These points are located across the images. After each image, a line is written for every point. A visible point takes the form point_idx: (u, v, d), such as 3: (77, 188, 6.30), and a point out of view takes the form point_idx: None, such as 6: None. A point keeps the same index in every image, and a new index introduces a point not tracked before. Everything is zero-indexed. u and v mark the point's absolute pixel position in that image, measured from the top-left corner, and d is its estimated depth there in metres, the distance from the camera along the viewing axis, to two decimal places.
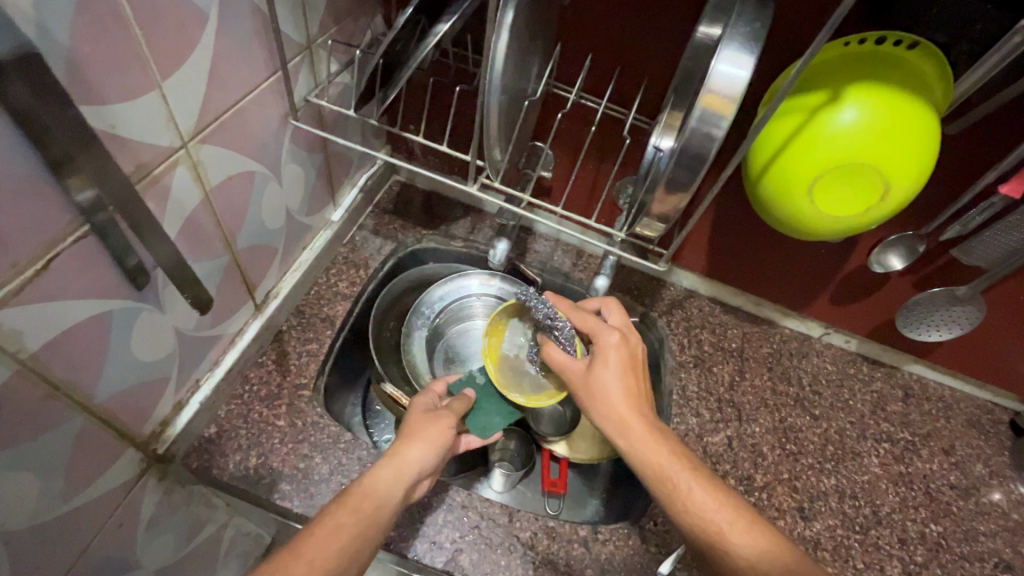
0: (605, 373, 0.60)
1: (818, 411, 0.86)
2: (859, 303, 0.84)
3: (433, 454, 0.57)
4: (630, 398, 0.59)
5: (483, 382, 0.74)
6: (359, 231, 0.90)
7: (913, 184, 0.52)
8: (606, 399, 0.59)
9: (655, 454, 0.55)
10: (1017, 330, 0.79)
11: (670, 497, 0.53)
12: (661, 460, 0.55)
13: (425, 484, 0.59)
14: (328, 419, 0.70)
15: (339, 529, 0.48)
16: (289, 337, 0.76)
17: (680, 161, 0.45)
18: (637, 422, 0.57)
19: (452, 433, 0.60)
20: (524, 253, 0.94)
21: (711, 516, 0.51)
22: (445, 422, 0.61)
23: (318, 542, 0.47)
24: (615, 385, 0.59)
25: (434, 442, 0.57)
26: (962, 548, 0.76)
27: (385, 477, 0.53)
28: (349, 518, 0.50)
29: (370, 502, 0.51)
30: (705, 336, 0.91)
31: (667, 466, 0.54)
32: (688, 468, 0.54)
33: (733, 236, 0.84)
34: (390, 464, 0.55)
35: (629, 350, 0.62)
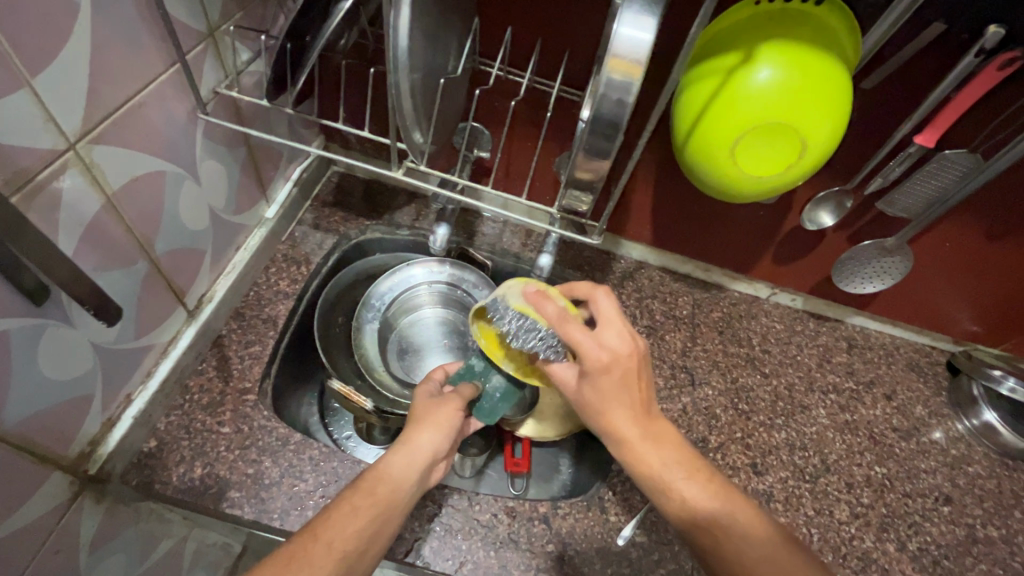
0: (597, 390, 0.55)
1: (768, 369, 0.88)
2: (799, 262, 0.87)
3: (442, 435, 0.58)
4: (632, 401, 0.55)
5: (483, 367, 0.70)
6: (298, 227, 0.88)
7: (828, 139, 0.52)
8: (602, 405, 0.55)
9: (651, 461, 0.53)
10: (946, 275, 0.83)
11: (670, 502, 0.52)
12: (658, 470, 0.53)
13: (441, 468, 0.60)
14: (276, 421, 0.68)
15: (357, 510, 0.50)
16: (229, 341, 0.74)
17: (594, 130, 0.44)
18: (638, 427, 0.55)
19: (459, 415, 0.61)
20: (472, 236, 0.94)
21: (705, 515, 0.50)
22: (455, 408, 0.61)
23: (325, 526, 0.48)
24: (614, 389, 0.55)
25: (439, 422, 0.59)
26: (905, 487, 0.80)
27: (398, 461, 0.54)
28: (369, 507, 0.50)
29: (387, 487, 0.52)
30: (656, 306, 0.92)
31: (664, 476, 0.53)
32: (689, 473, 0.53)
33: (674, 206, 0.84)
34: (400, 446, 0.56)
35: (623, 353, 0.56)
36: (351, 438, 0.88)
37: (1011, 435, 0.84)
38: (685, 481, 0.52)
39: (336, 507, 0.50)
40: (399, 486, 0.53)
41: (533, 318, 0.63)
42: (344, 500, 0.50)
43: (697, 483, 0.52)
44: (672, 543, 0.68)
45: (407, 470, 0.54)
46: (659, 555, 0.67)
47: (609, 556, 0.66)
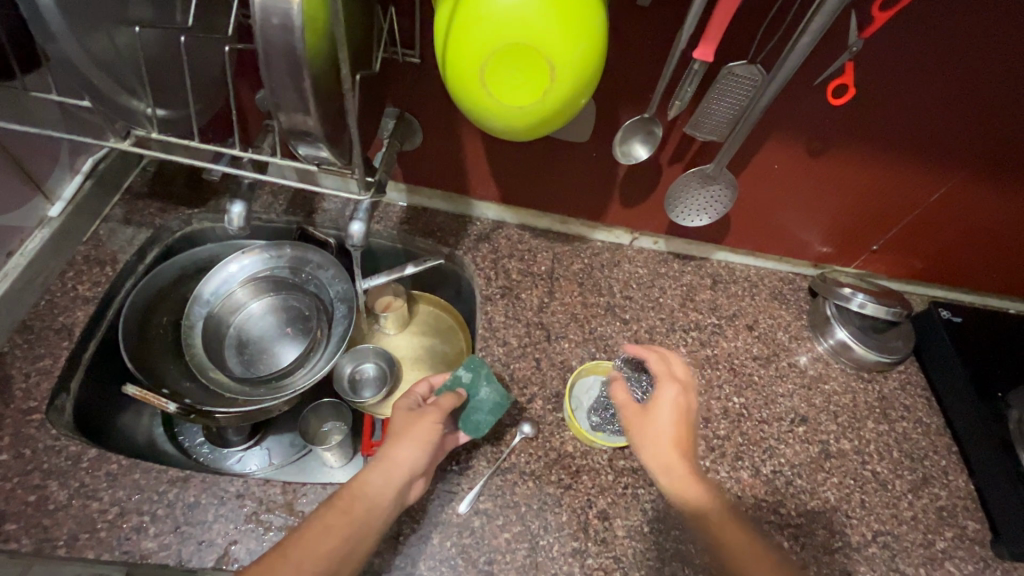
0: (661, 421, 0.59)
1: (628, 315, 0.87)
2: (647, 202, 0.84)
3: (420, 451, 0.59)
4: (681, 449, 0.57)
5: (470, 379, 0.69)
6: (104, 224, 0.78)
7: (580, 55, 0.47)
8: (660, 457, 0.57)
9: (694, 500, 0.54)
10: (785, 198, 0.82)
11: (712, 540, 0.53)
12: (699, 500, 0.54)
13: (418, 484, 0.61)
14: (66, 439, 0.61)
15: (330, 532, 0.52)
16: (13, 358, 0.66)
17: (275, 65, 0.38)
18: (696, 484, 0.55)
19: (438, 430, 0.61)
20: (312, 214, 0.87)
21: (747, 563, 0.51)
22: (435, 419, 0.61)
23: (296, 546, 0.51)
24: (668, 441, 0.57)
25: (417, 437, 0.59)
26: (762, 413, 0.80)
27: (375, 479, 0.56)
28: (341, 527, 0.53)
29: (357, 506, 0.55)
30: (513, 265, 0.88)
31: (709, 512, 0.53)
32: (722, 525, 0.53)
33: (511, 156, 0.80)
34: (377, 465, 0.57)
35: (675, 409, 0.60)
36: (207, 444, 0.82)
37: (863, 351, 0.85)
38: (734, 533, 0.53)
39: (312, 525, 0.53)
40: (370, 506, 0.55)
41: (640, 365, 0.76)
42: (319, 519, 0.53)
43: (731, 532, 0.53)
44: (519, 504, 0.66)
45: (382, 488, 0.56)
46: (504, 519, 0.65)
47: (450, 528, 0.63)
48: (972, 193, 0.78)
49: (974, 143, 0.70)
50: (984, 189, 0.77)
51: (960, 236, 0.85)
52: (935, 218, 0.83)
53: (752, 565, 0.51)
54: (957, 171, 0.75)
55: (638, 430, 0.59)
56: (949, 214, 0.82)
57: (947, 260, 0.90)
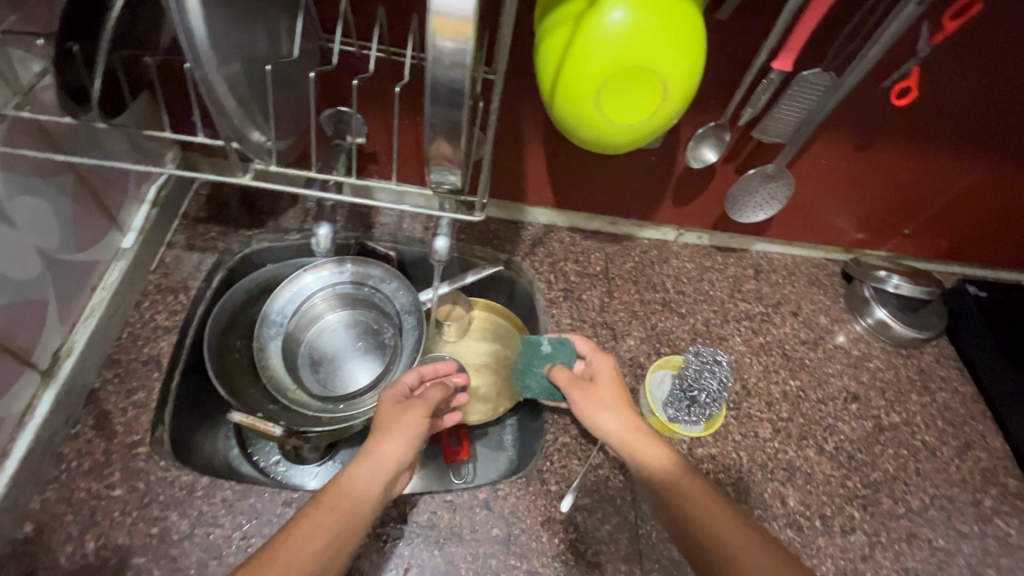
0: (604, 389, 0.67)
1: (684, 309, 0.90)
2: (697, 200, 0.88)
3: (406, 445, 0.59)
4: (621, 402, 0.66)
5: (547, 354, 0.76)
6: (169, 251, 0.78)
7: (689, 73, 0.50)
8: (602, 410, 0.65)
9: (647, 450, 0.61)
10: (826, 189, 0.87)
11: (659, 481, 0.58)
12: (649, 452, 0.60)
13: (403, 479, 0.62)
14: (177, 469, 0.62)
15: (316, 528, 0.50)
16: (107, 394, 0.65)
17: (439, 102, 0.40)
18: (630, 427, 0.63)
19: (425, 424, 0.61)
20: (370, 228, 0.88)
21: (670, 477, 0.58)
22: (421, 414, 0.62)
23: (280, 550, 0.48)
24: (611, 397, 0.67)
25: (404, 431, 0.59)
26: (817, 394, 0.86)
27: (363, 474, 0.55)
28: (328, 524, 0.51)
29: (344, 504, 0.53)
30: (570, 268, 0.91)
31: (658, 458, 0.60)
32: (671, 464, 0.59)
33: (570, 163, 0.83)
34: (364, 459, 0.56)
35: (611, 375, 0.69)
36: (282, 463, 0.83)
37: (900, 327, 0.91)
38: (658, 455, 0.60)
39: (294, 526, 0.51)
40: (356, 504, 0.54)
41: (714, 356, 0.81)
42: (304, 519, 0.51)
43: (682, 472, 0.58)
44: (614, 497, 0.69)
45: (366, 485, 0.55)
46: (604, 512, 0.68)
47: (555, 524, 0.66)
48: (999, 176, 0.84)
49: (1006, 133, 0.76)
50: (1010, 173, 0.83)
51: (986, 217, 0.91)
52: (965, 201, 0.88)
53: (693, 495, 0.56)
54: (989, 157, 0.80)
55: (581, 391, 0.67)
56: (977, 197, 0.88)
57: (972, 239, 0.96)
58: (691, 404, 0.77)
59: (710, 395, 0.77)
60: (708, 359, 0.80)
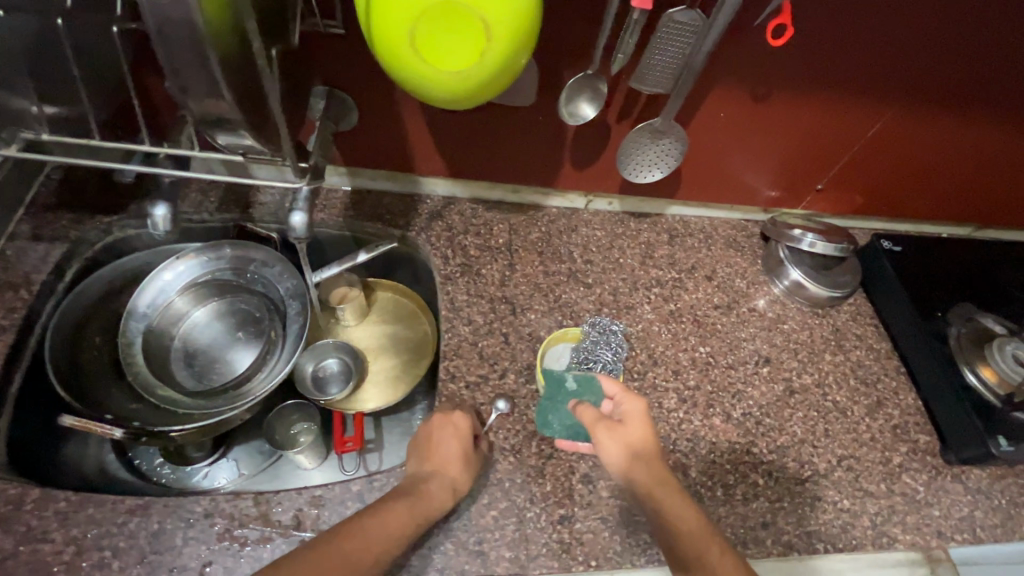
0: (637, 438, 0.60)
1: (591, 279, 0.86)
2: (597, 163, 0.83)
3: (469, 474, 0.62)
4: (653, 457, 0.60)
5: (574, 390, 0.69)
6: (10, 243, 0.71)
7: (517, 11, 0.44)
8: (631, 462, 0.59)
9: (683, 520, 0.56)
10: (731, 146, 0.83)
11: (695, 558, 0.54)
12: (689, 524, 0.56)
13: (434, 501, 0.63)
14: (1, 483, 0.56)
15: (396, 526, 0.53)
16: None
17: None
18: (662, 490, 0.58)
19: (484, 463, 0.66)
20: (248, 208, 0.81)
21: (703, 549, 0.54)
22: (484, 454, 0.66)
23: (377, 527, 0.52)
24: (641, 449, 0.60)
25: (472, 458, 0.64)
26: (728, 359, 0.83)
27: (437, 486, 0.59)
28: (410, 522, 0.55)
29: (424, 510, 0.57)
30: (470, 241, 0.86)
31: (696, 532, 0.55)
32: (713, 543, 0.54)
33: (454, 127, 0.77)
34: (445, 471, 0.61)
35: (644, 421, 0.62)
36: (167, 465, 0.77)
37: (816, 287, 0.88)
38: (695, 526, 0.56)
39: (387, 509, 0.54)
40: (429, 513, 0.57)
41: (608, 325, 0.80)
42: (385, 512, 0.54)
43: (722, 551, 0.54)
44: (503, 480, 0.66)
45: (439, 495, 0.59)
46: (489, 496, 0.64)
47: (436, 514, 0.62)
48: (909, 122, 0.80)
49: (904, 76, 0.72)
50: (916, 121, 0.80)
51: (895, 169, 0.89)
52: (873, 154, 0.86)
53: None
54: (894, 103, 0.76)
55: (608, 436, 0.60)
56: (889, 146, 0.84)
57: (888, 192, 0.93)
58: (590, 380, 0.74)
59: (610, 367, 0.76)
60: (603, 329, 0.79)
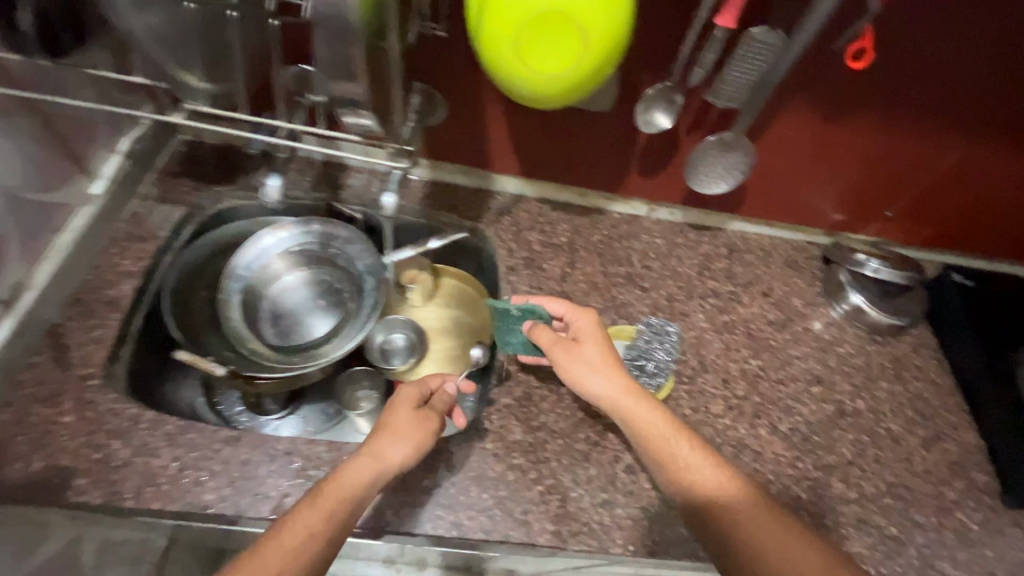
0: (591, 349, 0.69)
1: (648, 283, 0.89)
2: (664, 173, 0.87)
3: (407, 448, 0.59)
4: (612, 365, 0.67)
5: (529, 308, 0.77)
6: (142, 203, 0.82)
7: (612, 23, 0.50)
8: (592, 375, 0.67)
9: (647, 417, 0.64)
10: (799, 166, 0.84)
11: (662, 448, 0.62)
12: (651, 420, 0.64)
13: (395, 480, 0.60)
14: (123, 402, 0.65)
15: (307, 532, 0.49)
16: (68, 329, 0.69)
17: None
18: (623, 395, 0.65)
19: (435, 430, 0.62)
20: (338, 190, 0.90)
21: (725, 501, 0.57)
22: (431, 422, 0.62)
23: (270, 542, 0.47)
24: (595, 357, 0.68)
25: (407, 431, 0.60)
26: (779, 374, 0.83)
27: (360, 472, 0.55)
28: (320, 524, 0.49)
29: (339, 507, 0.51)
30: (535, 237, 0.91)
31: (658, 426, 0.63)
32: (675, 431, 0.63)
33: (532, 129, 0.83)
34: (366, 459, 0.56)
35: (594, 332, 0.70)
36: (245, 414, 0.80)
37: (876, 313, 0.88)
38: (696, 456, 0.61)
39: (291, 518, 0.50)
40: (353, 507, 0.52)
41: (664, 327, 0.83)
42: (294, 516, 0.50)
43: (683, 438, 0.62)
44: (550, 459, 0.70)
45: (360, 484, 0.54)
46: (536, 472, 0.68)
47: (486, 482, 0.67)
48: (986, 156, 0.80)
49: (983, 109, 0.73)
50: (991, 155, 0.80)
51: (967, 203, 0.88)
52: (943, 185, 0.85)
53: (693, 460, 0.60)
54: (966, 137, 0.77)
55: (565, 351, 0.69)
56: (953, 181, 0.84)
57: (959, 225, 0.92)
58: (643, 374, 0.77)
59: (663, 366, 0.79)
60: (658, 329, 0.82)
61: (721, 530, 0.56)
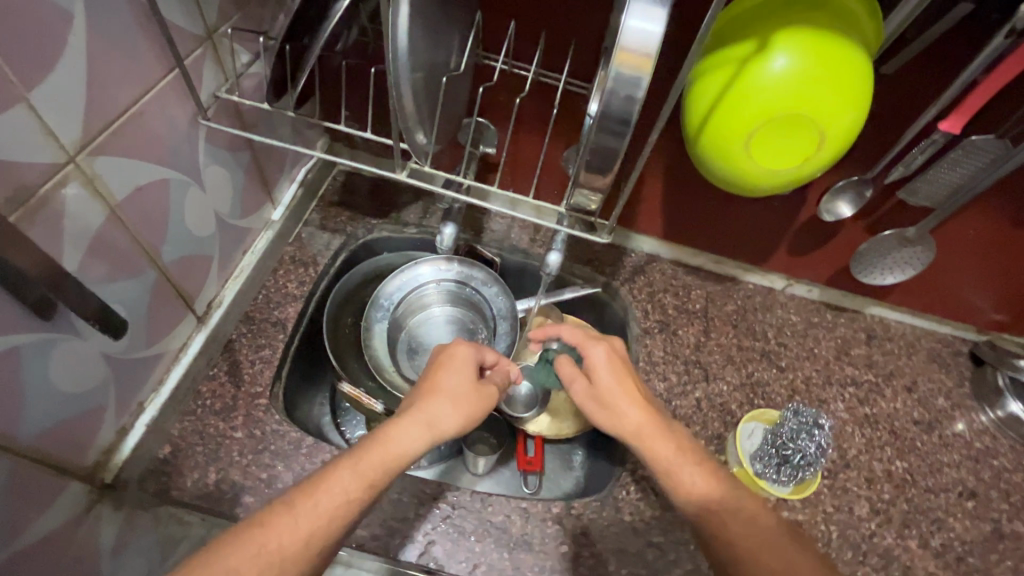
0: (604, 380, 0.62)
1: (784, 362, 0.86)
2: (813, 253, 0.85)
3: (461, 417, 0.56)
4: (627, 394, 0.61)
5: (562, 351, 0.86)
6: (304, 228, 0.86)
7: (849, 130, 0.50)
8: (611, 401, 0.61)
9: (658, 448, 0.57)
10: (967, 264, 0.81)
11: (679, 483, 0.54)
12: (662, 451, 0.56)
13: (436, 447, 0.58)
14: (288, 425, 0.68)
15: (345, 492, 0.47)
16: (240, 345, 0.73)
17: (605, 128, 0.42)
18: (642, 423, 0.59)
19: (486, 402, 0.59)
20: (480, 233, 0.93)
21: (715, 509, 0.52)
22: (483, 391, 0.60)
23: (307, 499, 0.45)
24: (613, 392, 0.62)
25: (459, 400, 0.57)
26: (927, 481, 0.78)
27: (412, 433, 0.52)
28: (360, 485, 0.48)
29: (382, 473, 0.49)
30: (669, 300, 0.90)
31: (670, 457, 0.56)
32: (693, 467, 0.55)
33: (687, 196, 0.82)
34: (417, 423, 0.53)
35: (609, 365, 0.63)
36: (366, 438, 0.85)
37: None
38: (702, 484, 0.54)
39: (331, 471, 0.47)
40: (394, 473, 0.50)
41: (813, 413, 0.76)
42: (337, 471, 0.48)
43: (702, 476, 0.54)
44: (688, 541, 0.67)
45: (411, 449, 0.52)
46: (675, 555, 0.66)
47: (625, 557, 0.66)
48: None
49: None
50: None
51: None
52: None
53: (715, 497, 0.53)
54: None
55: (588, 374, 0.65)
56: None
57: None
58: (783, 466, 0.72)
59: (812, 461, 0.73)
60: (806, 417, 0.75)
61: (711, 524, 0.51)
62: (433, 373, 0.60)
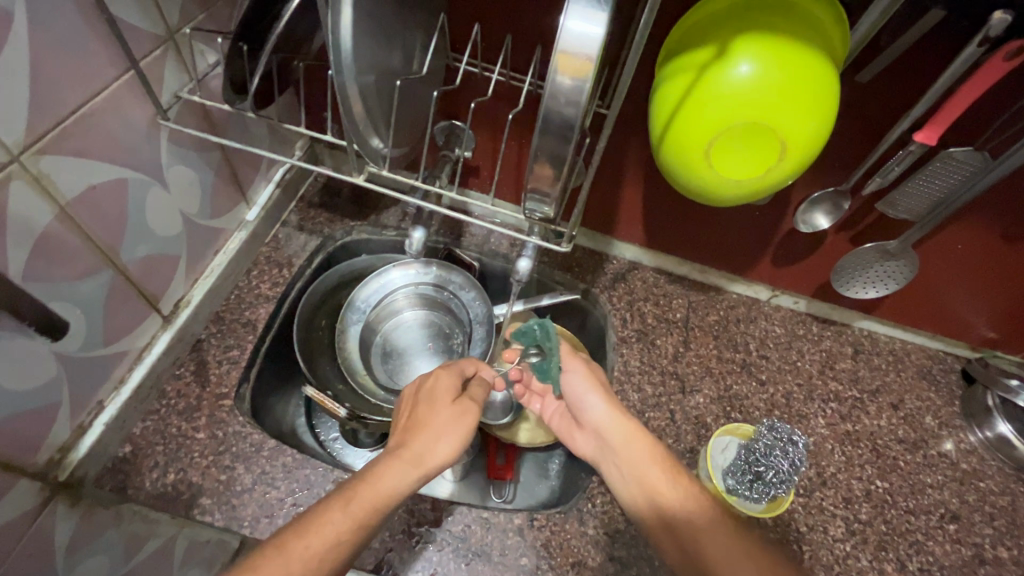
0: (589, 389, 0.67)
1: (765, 375, 0.84)
2: (797, 264, 0.83)
3: (450, 447, 0.53)
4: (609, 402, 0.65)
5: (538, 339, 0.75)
6: (282, 228, 0.86)
7: (814, 139, 0.48)
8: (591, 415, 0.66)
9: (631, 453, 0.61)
10: (955, 279, 0.78)
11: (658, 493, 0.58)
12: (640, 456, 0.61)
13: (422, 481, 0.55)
14: (251, 427, 0.68)
15: (336, 532, 0.44)
16: (209, 345, 0.73)
17: (548, 135, 0.41)
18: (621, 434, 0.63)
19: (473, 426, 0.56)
20: (460, 237, 0.91)
21: (692, 519, 0.54)
22: (466, 413, 0.56)
23: (295, 542, 0.42)
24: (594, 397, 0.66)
25: (446, 432, 0.53)
26: (908, 503, 0.76)
27: (398, 470, 0.49)
28: (349, 527, 0.44)
29: (373, 508, 0.46)
30: (649, 309, 0.88)
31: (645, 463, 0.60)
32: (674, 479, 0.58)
33: (667, 203, 0.81)
34: (405, 463, 0.50)
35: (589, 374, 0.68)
36: (338, 441, 0.84)
37: None
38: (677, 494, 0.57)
39: (315, 514, 0.44)
40: (386, 510, 0.47)
41: (789, 430, 0.75)
42: (321, 513, 0.44)
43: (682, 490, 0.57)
44: (653, 557, 0.66)
45: (401, 488, 0.48)
46: (637, 570, 0.65)
47: (585, 571, 0.64)
48: None
49: None
50: None
51: None
52: None
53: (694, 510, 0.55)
54: None
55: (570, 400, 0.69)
56: None
57: None
58: (758, 483, 0.70)
59: (786, 478, 0.71)
60: (781, 432, 0.74)
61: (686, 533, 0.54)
62: (418, 410, 0.56)
